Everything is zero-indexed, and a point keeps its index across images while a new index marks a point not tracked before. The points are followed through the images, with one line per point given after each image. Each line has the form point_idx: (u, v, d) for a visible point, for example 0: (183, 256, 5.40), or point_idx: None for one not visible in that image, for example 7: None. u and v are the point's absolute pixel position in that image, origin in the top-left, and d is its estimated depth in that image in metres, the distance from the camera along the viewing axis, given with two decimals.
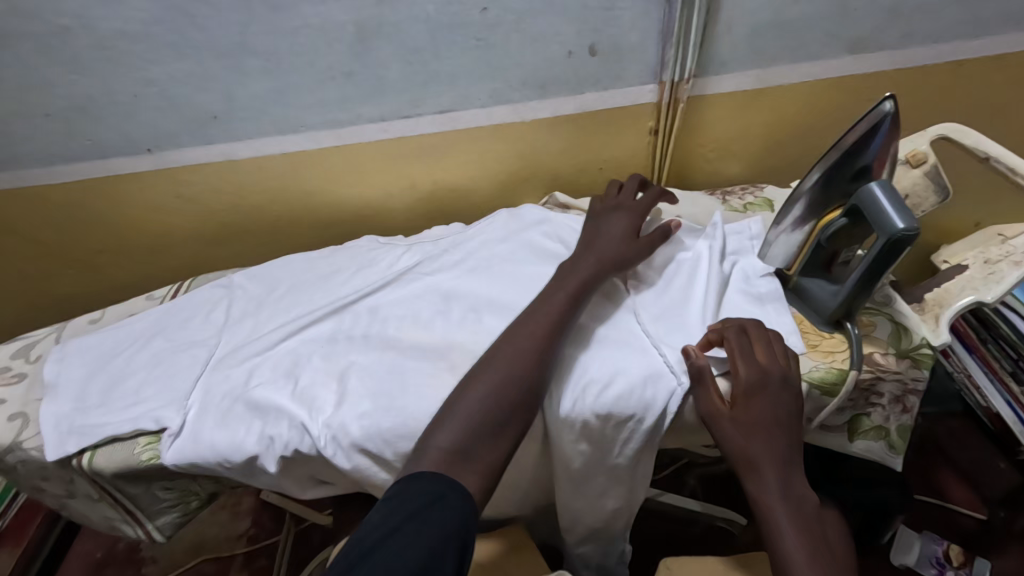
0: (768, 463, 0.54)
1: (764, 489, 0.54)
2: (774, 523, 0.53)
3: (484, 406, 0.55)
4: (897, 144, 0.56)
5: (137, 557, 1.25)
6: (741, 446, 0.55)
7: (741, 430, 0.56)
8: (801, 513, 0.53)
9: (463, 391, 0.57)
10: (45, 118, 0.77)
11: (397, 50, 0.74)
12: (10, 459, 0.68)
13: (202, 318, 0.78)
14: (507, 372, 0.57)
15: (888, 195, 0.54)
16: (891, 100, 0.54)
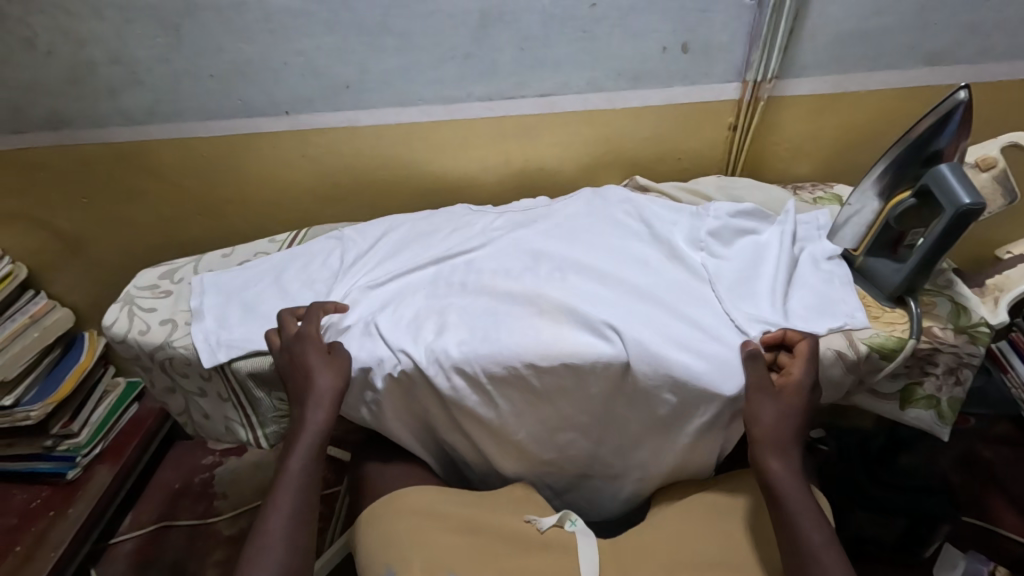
0: (789, 442, 0.61)
1: (784, 465, 0.61)
2: (789, 506, 0.59)
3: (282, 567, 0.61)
4: (969, 132, 0.62)
5: (210, 491, 1.37)
6: (771, 425, 0.61)
7: (777, 408, 0.62)
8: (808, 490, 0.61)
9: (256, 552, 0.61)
10: (209, 78, 0.91)
11: (512, 37, 0.85)
12: (160, 356, 0.81)
13: (321, 261, 0.87)
14: (289, 532, 0.63)
15: (957, 174, 0.60)
16: (965, 90, 0.61)
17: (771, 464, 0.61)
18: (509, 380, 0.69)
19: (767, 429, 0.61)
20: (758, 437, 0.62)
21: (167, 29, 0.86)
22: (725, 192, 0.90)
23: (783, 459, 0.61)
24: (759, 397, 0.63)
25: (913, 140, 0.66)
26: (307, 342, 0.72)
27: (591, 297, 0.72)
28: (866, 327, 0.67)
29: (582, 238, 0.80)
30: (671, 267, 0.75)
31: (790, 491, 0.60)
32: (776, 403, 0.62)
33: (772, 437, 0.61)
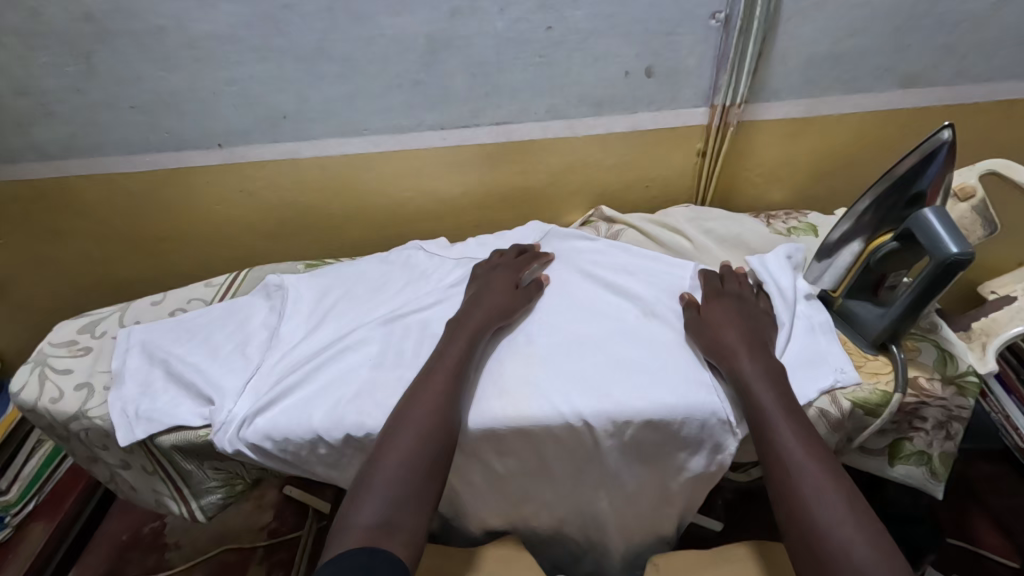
0: (759, 374, 0.60)
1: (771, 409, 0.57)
2: (759, 400, 0.58)
3: (410, 449, 0.58)
4: (952, 173, 0.58)
5: (161, 542, 1.27)
6: (724, 360, 0.63)
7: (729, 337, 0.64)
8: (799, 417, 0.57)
9: (392, 430, 0.60)
10: (131, 109, 0.82)
11: (464, 62, 0.78)
12: (74, 427, 0.73)
13: (259, 320, 0.81)
14: (425, 414, 0.61)
15: (941, 221, 0.56)
16: (949, 128, 0.56)
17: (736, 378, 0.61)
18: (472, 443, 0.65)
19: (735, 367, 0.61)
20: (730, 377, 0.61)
21: (77, 57, 0.77)
22: (696, 225, 0.85)
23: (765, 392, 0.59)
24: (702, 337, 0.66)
25: (897, 180, 0.61)
26: (508, 266, 0.77)
27: (554, 364, 0.67)
28: (854, 382, 0.62)
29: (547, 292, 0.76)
30: (647, 325, 0.70)
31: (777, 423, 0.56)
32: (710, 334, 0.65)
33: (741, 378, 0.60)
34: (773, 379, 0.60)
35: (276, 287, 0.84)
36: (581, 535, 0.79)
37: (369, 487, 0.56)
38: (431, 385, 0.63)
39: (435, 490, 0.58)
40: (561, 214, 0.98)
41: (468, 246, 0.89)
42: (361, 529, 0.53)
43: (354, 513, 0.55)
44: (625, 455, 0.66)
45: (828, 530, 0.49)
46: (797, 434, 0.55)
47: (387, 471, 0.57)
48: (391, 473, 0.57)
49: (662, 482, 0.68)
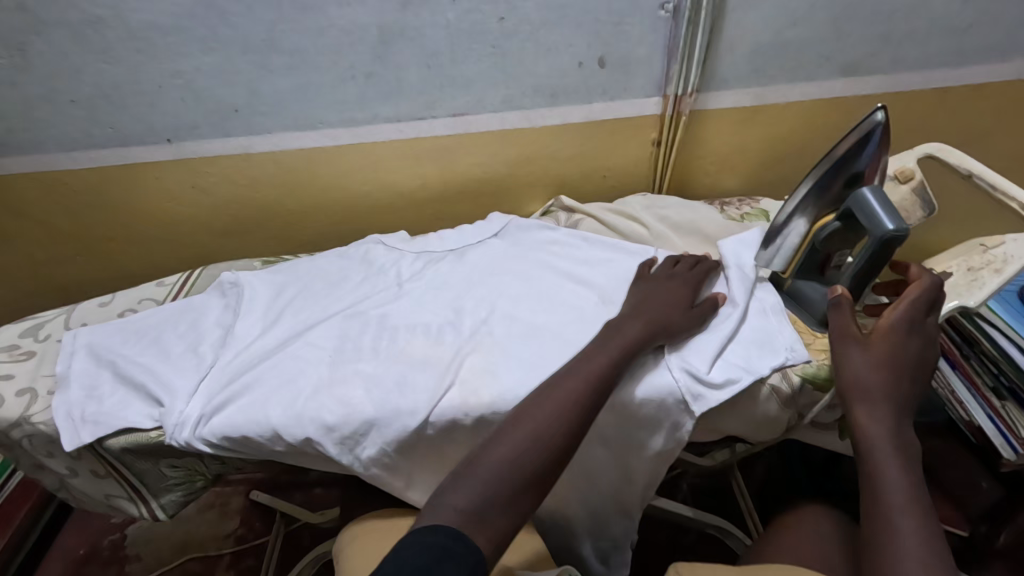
0: (884, 395, 0.56)
1: (881, 436, 0.55)
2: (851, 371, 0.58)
3: (518, 454, 0.53)
4: (887, 153, 0.61)
5: (121, 555, 1.23)
6: (856, 373, 0.57)
7: (867, 350, 0.58)
8: (904, 450, 0.54)
9: (509, 426, 0.55)
10: (71, 104, 0.79)
11: (416, 53, 0.78)
12: (16, 434, 0.70)
13: (212, 318, 0.79)
14: (559, 419, 0.55)
15: (878, 199, 0.59)
16: (882, 111, 0.59)
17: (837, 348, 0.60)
18: (435, 435, 0.65)
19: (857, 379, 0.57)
20: (848, 390, 0.58)
21: (9, 49, 0.73)
22: (653, 212, 0.87)
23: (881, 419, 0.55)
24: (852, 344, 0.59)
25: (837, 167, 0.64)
26: (677, 277, 0.71)
27: (513, 355, 0.68)
28: (804, 359, 0.65)
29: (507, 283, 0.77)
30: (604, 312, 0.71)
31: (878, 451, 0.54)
32: (862, 350, 0.58)
33: (863, 391, 0.57)
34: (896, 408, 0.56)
35: (230, 284, 0.82)
36: (549, 521, 0.80)
37: (472, 477, 0.51)
38: (566, 384, 0.58)
39: (532, 499, 0.52)
40: (522, 205, 0.98)
41: (428, 239, 0.89)
42: (454, 512, 0.49)
43: (445, 495, 0.51)
44: (586, 437, 0.67)
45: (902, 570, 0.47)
46: (897, 467, 0.53)
47: (500, 467, 0.52)
48: (502, 471, 0.52)
49: (623, 462, 0.69)
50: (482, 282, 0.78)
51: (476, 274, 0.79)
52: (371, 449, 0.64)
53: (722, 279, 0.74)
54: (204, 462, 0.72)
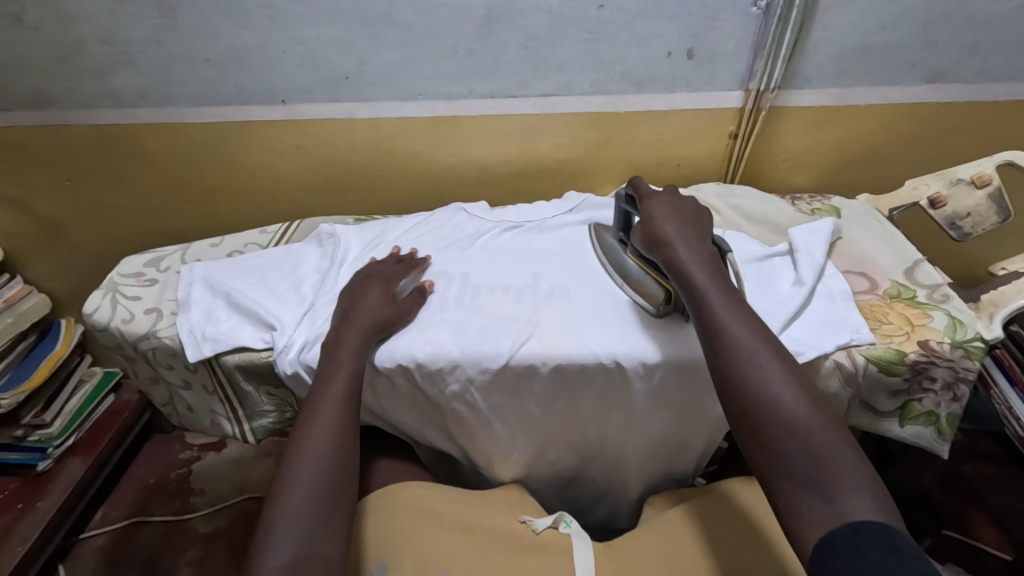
0: (676, 234, 0.68)
1: (694, 262, 0.64)
2: (660, 235, 0.68)
3: (313, 494, 0.58)
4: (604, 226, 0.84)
5: (185, 489, 1.33)
6: (661, 231, 0.68)
7: (662, 215, 0.70)
8: (718, 272, 0.64)
9: (289, 475, 0.60)
10: (206, 63, 0.89)
11: (518, 35, 0.84)
12: (143, 346, 0.82)
13: (313, 263, 0.87)
14: (323, 461, 0.61)
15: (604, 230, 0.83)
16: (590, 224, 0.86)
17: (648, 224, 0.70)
18: (513, 379, 0.71)
19: (663, 235, 0.68)
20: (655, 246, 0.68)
21: (162, 10, 0.83)
22: (724, 201, 0.91)
23: (687, 250, 0.66)
24: (647, 221, 0.71)
25: (612, 251, 0.80)
26: (386, 279, 0.78)
27: (587, 316, 0.73)
28: (869, 342, 0.68)
29: (584, 254, 0.83)
30: None
31: (696, 274, 0.63)
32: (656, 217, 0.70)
33: (665, 241, 0.68)
34: (689, 237, 0.67)
35: (328, 235, 0.90)
36: (600, 479, 0.85)
37: (276, 528, 0.55)
38: (319, 420, 0.64)
39: (342, 523, 0.58)
40: (595, 187, 1.03)
41: (507, 211, 0.95)
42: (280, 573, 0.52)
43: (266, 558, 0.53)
44: (649, 398, 0.72)
45: (755, 360, 0.55)
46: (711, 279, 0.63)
47: (293, 507, 0.57)
48: (301, 508, 0.57)
49: (681, 428, 0.76)
50: (560, 250, 0.84)
51: (554, 244, 0.85)
52: (457, 384, 0.72)
53: (790, 262, 0.78)
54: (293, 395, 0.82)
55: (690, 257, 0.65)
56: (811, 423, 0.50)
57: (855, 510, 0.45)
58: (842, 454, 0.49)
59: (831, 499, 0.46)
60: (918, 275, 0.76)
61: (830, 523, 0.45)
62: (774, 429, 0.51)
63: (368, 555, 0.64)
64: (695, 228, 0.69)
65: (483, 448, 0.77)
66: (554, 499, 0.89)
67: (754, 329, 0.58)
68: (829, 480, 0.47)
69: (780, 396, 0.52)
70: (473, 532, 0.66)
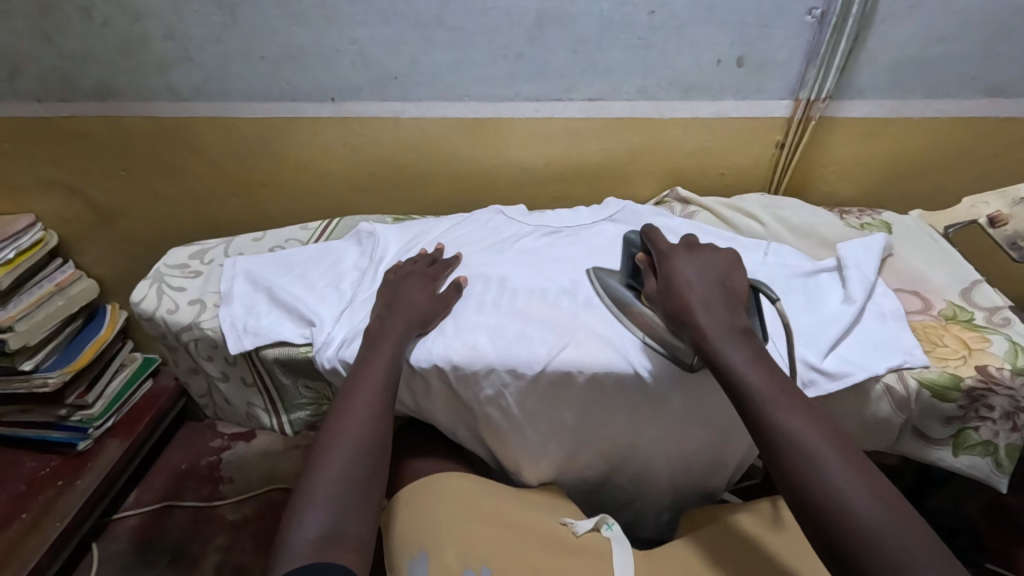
0: (700, 305, 0.64)
1: (727, 343, 0.61)
2: (686, 302, 0.64)
3: (346, 470, 0.59)
4: (603, 274, 0.78)
5: (216, 475, 1.36)
6: (687, 299, 0.64)
7: (690, 275, 0.66)
8: (750, 343, 0.61)
9: (324, 452, 0.60)
10: (260, 60, 0.91)
11: (567, 39, 0.84)
12: (186, 337, 0.85)
13: (353, 259, 0.88)
14: (358, 439, 0.61)
15: (607, 281, 0.77)
16: (585, 269, 0.81)
17: (676, 284, 0.66)
18: (550, 384, 0.71)
19: (688, 305, 0.64)
20: (684, 313, 0.64)
21: (222, 8, 0.86)
22: (769, 212, 0.89)
23: (715, 321, 0.62)
24: (671, 287, 0.66)
25: (617, 295, 0.75)
26: (430, 276, 0.80)
27: (627, 324, 0.73)
28: (923, 364, 0.65)
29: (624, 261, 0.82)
30: None
31: (730, 352, 0.60)
32: (683, 287, 0.66)
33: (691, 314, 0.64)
34: (713, 302, 0.64)
35: (367, 234, 0.92)
36: (630, 491, 0.84)
37: (310, 502, 0.56)
38: (356, 400, 0.65)
39: (375, 502, 0.59)
40: (635, 194, 1.02)
41: (545, 215, 0.95)
42: (307, 543, 0.53)
43: (296, 528, 0.54)
44: (688, 411, 0.71)
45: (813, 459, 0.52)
46: (748, 357, 0.59)
47: (327, 484, 0.57)
48: (333, 487, 0.57)
49: (718, 442, 0.75)
50: (600, 256, 0.84)
51: (593, 249, 0.85)
52: (492, 388, 0.71)
53: (838, 278, 0.76)
54: (330, 388, 0.83)
55: (720, 331, 0.62)
56: (883, 521, 0.48)
57: None
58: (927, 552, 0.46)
59: None
60: (975, 296, 0.73)
61: None
62: (850, 532, 0.48)
63: (414, 543, 0.66)
64: (722, 292, 0.65)
65: (513, 453, 0.77)
66: (582, 505, 0.88)
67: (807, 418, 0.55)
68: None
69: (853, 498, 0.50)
70: (514, 528, 0.67)
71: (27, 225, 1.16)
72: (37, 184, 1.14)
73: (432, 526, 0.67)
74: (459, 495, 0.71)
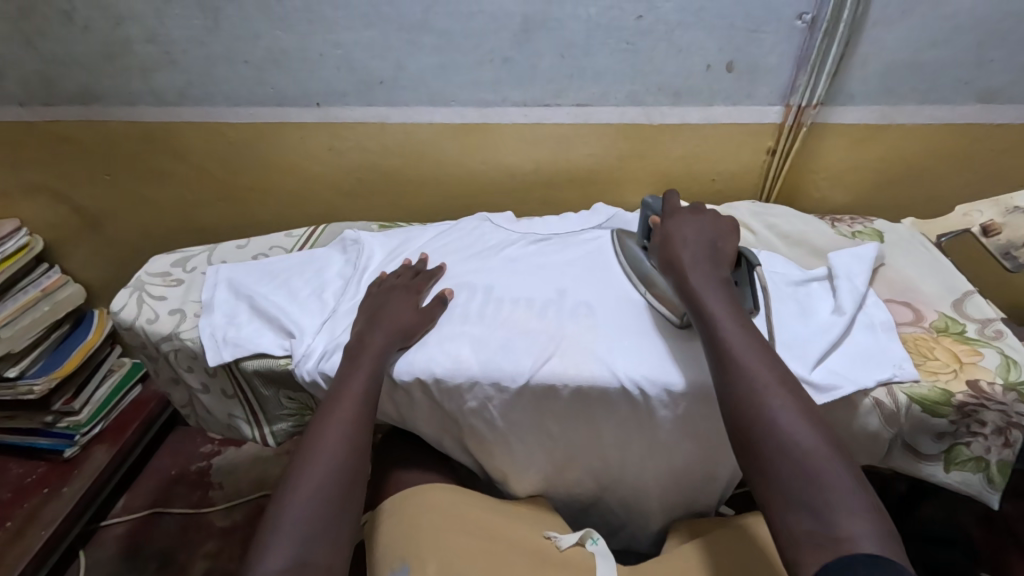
0: (689, 257, 0.66)
1: (708, 292, 0.62)
2: (676, 253, 0.67)
3: (317, 495, 0.57)
4: (625, 232, 0.84)
5: (205, 482, 1.35)
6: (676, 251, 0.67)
7: (685, 231, 0.68)
8: (730, 298, 0.62)
9: (297, 475, 0.59)
10: (243, 64, 0.89)
11: (554, 44, 0.83)
12: (166, 347, 0.83)
13: (337, 267, 0.87)
14: (333, 462, 0.60)
15: (627, 239, 0.83)
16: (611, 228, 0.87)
17: (672, 237, 0.68)
18: (534, 397, 0.69)
19: (677, 258, 0.66)
20: (670, 259, 0.67)
21: (203, 12, 0.84)
22: (760, 220, 0.88)
23: (699, 272, 0.64)
24: (665, 240, 0.69)
25: (631, 254, 0.81)
26: (414, 287, 0.78)
27: (613, 336, 0.71)
28: (913, 378, 0.64)
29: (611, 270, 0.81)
30: None
31: (706, 297, 0.62)
32: (676, 241, 0.68)
33: (677, 267, 0.66)
34: (701, 260, 0.65)
35: (352, 241, 0.90)
36: (617, 503, 0.83)
37: (280, 529, 0.55)
38: (332, 420, 0.63)
39: (348, 527, 0.58)
40: (625, 200, 1.01)
41: (533, 221, 0.93)
42: (273, 574, 0.52)
43: (263, 558, 0.53)
44: (674, 424, 0.70)
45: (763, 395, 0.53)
46: (723, 304, 0.61)
47: (298, 508, 0.56)
48: (303, 511, 0.56)
49: (705, 456, 0.73)
50: (587, 264, 0.82)
51: (581, 257, 0.83)
52: (475, 401, 0.70)
53: (828, 289, 0.74)
54: (312, 400, 0.82)
55: (701, 280, 0.63)
56: (813, 452, 0.49)
57: (851, 538, 0.45)
58: (848, 489, 0.47)
59: (830, 529, 0.46)
60: (968, 307, 0.72)
61: (827, 550, 0.45)
62: (782, 462, 0.50)
63: (395, 556, 0.64)
64: (711, 251, 0.67)
65: (497, 465, 0.75)
66: (570, 517, 0.87)
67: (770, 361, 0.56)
68: (830, 512, 0.46)
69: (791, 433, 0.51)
70: (497, 540, 0.66)
71: (11, 230, 1.14)
72: (21, 188, 1.13)
73: (413, 539, 0.65)
74: (440, 507, 0.70)
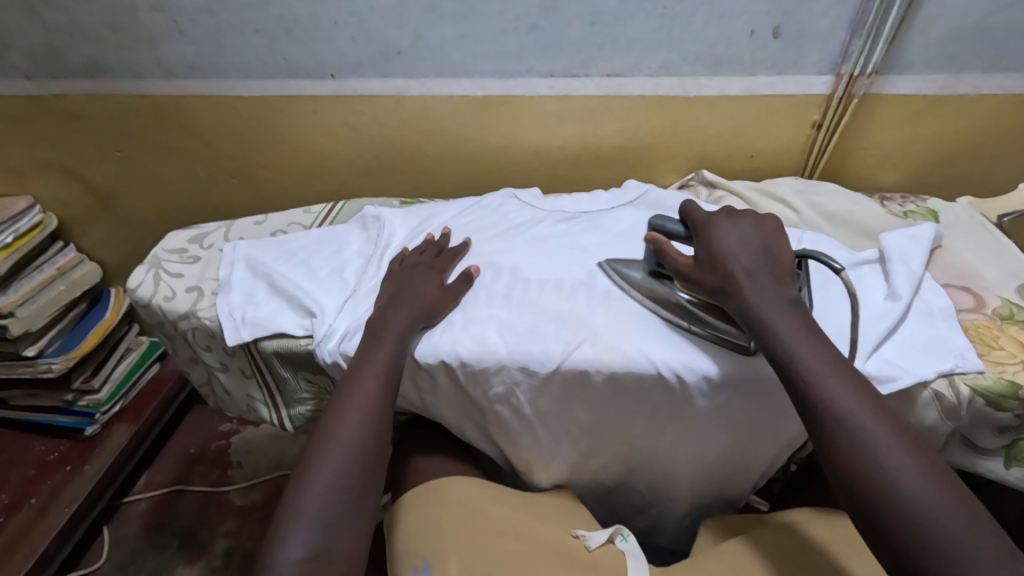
0: (743, 273, 0.60)
1: (777, 313, 0.57)
2: (729, 271, 0.60)
3: (338, 480, 0.55)
4: (611, 271, 0.73)
5: (225, 460, 1.34)
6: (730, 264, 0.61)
7: (734, 242, 0.62)
8: (797, 315, 0.58)
9: (315, 459, 0.57)
10: (255, 33, 0.85)
11: (586, 8, 0.77)
12: (183, 325, 0.81)
13: (358, 246, 0.83)
14: (353, 447, 0.58)
15: (621, 275, 0.72)
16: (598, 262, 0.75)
17: (723, 256, 0.62)
18: (564, 383, 0.66)
19: (732, 277, 0.60)
20: (724, 280, 0.60)
21: None
22: (803, 198, 0.83)
23: (756, 289, 0.59)
24: (712, 260, 0.62)
25: (641, 284, 0.70)
26: (438, 265, 0.75)
27: (649, 320, 0.67)
28: (976, 370, 0.59)
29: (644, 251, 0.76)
30: None
31: (775, 320, 0.57)
32: (727, 262, 0.61)
33: (734, 284, 0.60)
34: (760, 272, 0.60)
35: (372, 218, 0.87)
36: (646, 493, 0.80)
37: (297, 517, 0.53)
38: (353, 401, 0.61)
39: (367, 514, 0.56)
40: (656, 177, 0.96)
41: (560, 199, 0.89)
42: (289, 565, 0.51)
43: (281, 547, 0.52)
44: (712, 413, 0.66)
45: (902, 490, 0.47)
46: (795, 326, 0.56)
47: (318, 494, 0.55)
48: (322, 501, 0.54)
49: (744, 447, 0.70)
50: (619, 244, 0.78)
51: (611, 237, 0.79)
52: (502, 386, 0.67)
53: (880, 271, 0.69)
54: (332, 382, 0.79)
55: (761, 294, 0.59)
56: (925, 496, 0.47)
57: None
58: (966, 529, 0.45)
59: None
60: None
61: None
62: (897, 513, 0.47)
63: (417, 553, 0.62)
64: (765, 260, 0.61)
65: (524, 454, 0.72)
66: (596, 507, 0.84)
67: (853, 388, 0.53)
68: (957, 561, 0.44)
69: (918, 496, 0.47)
70: (523, 539, 0.63)
71: (24, 208, 1.12)
72: (33, 164, 1.10)
73: (437, 534, 0.63)
74: (466, 500, 0.67)
